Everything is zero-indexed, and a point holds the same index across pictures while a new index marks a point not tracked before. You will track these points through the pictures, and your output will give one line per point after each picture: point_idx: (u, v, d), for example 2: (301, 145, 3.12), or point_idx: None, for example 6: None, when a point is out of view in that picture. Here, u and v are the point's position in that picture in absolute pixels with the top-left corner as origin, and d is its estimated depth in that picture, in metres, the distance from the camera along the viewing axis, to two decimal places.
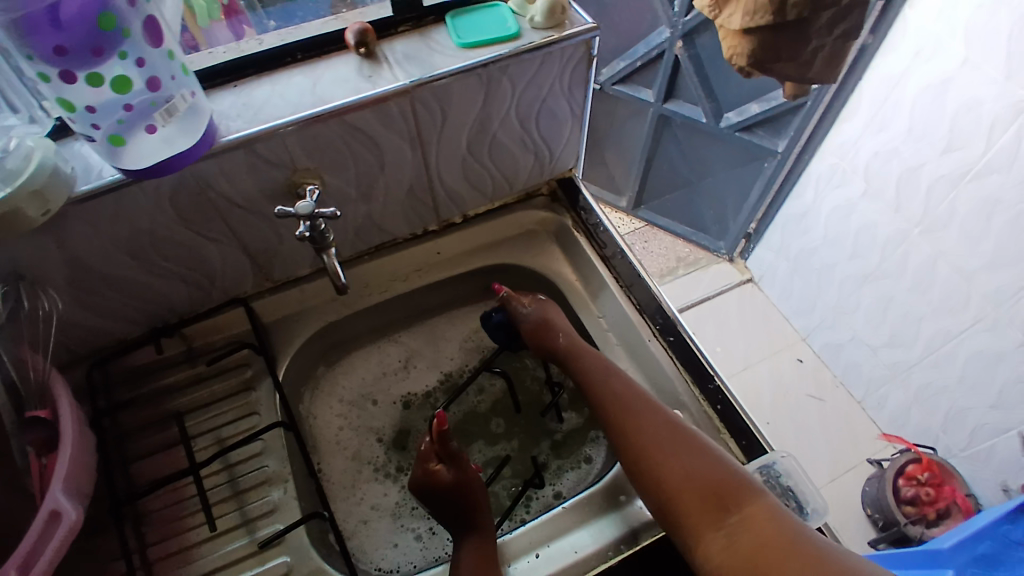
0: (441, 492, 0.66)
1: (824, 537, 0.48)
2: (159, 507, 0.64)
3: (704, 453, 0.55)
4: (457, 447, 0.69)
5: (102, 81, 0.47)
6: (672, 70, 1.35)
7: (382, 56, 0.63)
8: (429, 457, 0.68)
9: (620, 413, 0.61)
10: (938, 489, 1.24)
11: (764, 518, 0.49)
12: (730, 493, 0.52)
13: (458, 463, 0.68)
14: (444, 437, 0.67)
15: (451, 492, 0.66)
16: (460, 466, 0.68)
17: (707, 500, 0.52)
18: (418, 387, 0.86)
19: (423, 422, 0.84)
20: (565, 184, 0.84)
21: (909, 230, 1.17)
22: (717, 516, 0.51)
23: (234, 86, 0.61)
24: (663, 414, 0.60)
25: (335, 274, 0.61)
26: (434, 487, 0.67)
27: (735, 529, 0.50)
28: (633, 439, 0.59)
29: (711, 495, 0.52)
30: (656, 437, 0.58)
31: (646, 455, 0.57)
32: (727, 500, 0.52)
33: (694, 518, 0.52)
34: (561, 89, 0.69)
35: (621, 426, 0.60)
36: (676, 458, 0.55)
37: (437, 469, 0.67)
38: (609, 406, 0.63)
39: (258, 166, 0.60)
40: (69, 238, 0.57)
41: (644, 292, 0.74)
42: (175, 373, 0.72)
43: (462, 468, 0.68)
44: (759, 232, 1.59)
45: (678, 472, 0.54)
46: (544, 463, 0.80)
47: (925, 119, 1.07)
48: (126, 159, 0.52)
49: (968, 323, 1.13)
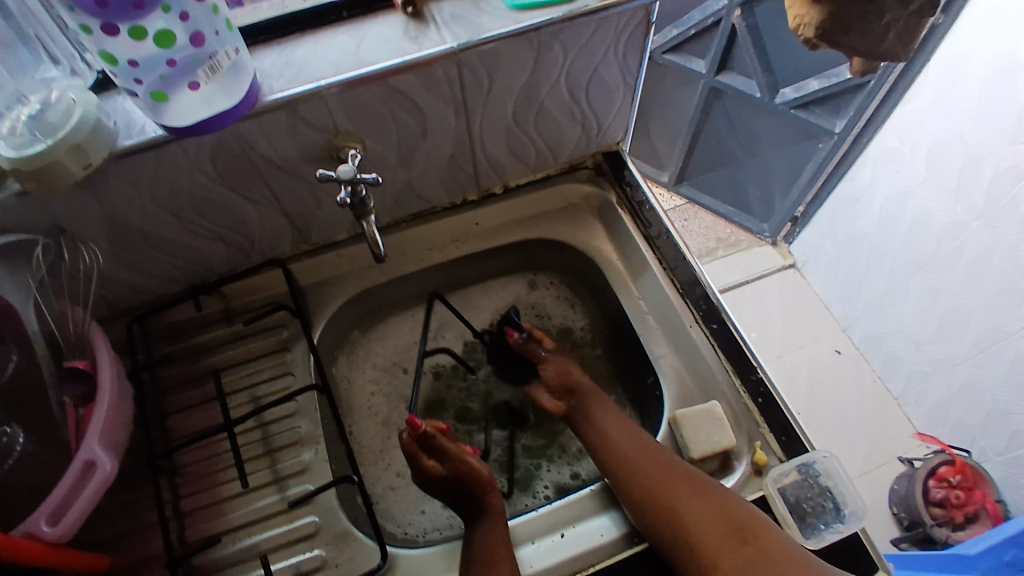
0: (438, 484, 0.67)
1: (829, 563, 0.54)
2: (194, 461, 0.66)
3: (715, 488, 0.58)
4: (446, 441, 0.67)
5: (144, 35, 0.46)
6: (726, 41, 1.29)
7: (429, 16, 0.60)
8: (417, 455, 0.67)
9: (622, 453, 0.63)
10: (968, 492, 1.21)
11: (781, 547, 0.53)
12: (747, 523, 0.55)
13: (450, 456, 0.66)
14: (424, 434, 0.67)
15: (446, 485, 0.66)
16: (449, 457, 0.66)
17: (721, 533, 0.54)
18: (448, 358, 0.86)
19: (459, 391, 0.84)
20: (612, 157, 0.80)
21: (967, 223, 1.11)
22: (736, 545, 0.54)
23: (279, 44, 0.59)
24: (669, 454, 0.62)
25: (374, 243, 0.60)
26: (430, 481, 0.67)
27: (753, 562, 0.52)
28: (641, 475, 0.60)
29: (724, 525, 0.55)
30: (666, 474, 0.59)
31: (652, 486, 0.59)
32: (744, 530, 0.54)
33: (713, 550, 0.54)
34: (614, 57, 0.65)
35: (626, 464, 0.62)
36: (685, 491, 0.58)
37: (429, 463, 0.67)
38: (612, 447, 0.65)
39: (300, 129, 0.59)
40: (112, 194, 0.57)
41: (687, 274, 0.72)
42: (211, 332, 0.73)
43: (451, 459, 0.66)
44: (807, 214, 1.53)
45: (689, 503, 0.57)
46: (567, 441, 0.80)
47: (997, 105, 1.00)
48: (166, 116, 0.51)
49: (1021, 325, 1.07)
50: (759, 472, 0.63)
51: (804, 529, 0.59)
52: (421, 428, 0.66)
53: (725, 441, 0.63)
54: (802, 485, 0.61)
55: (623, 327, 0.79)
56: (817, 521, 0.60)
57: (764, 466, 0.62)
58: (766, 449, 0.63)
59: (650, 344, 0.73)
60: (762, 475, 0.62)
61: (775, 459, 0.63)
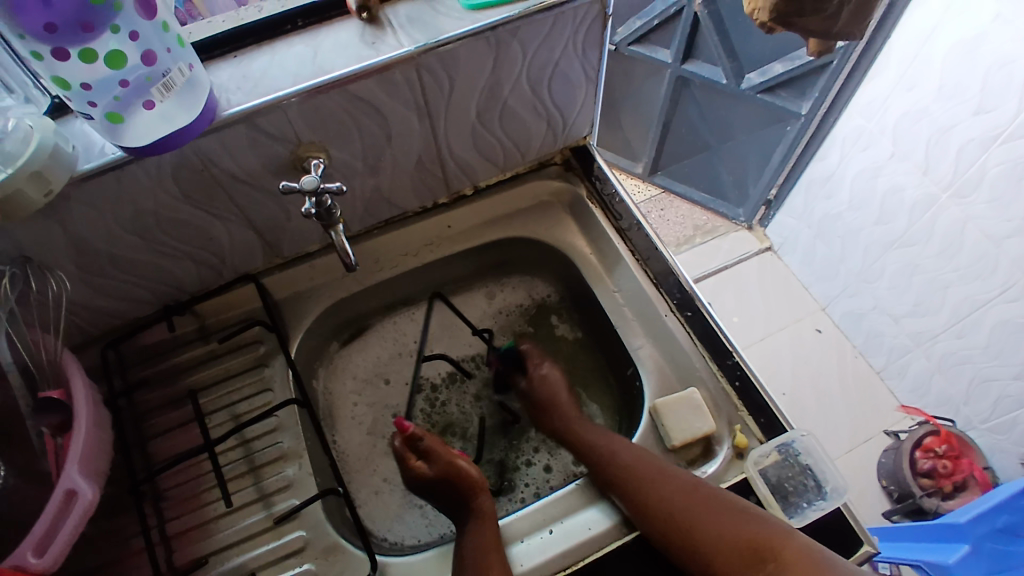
0: (426, 485, 0.67)
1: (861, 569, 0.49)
2: (178, 483, 0.65)
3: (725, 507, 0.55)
4: (433, 442, 0.68)
5: (95, 57, 0.45)
6: (691, 28, 1.29)
7: (386, 21, 0.60)
8: (407, 455, 0.68)
9: (624, 479, 0.61)
10: (955, 461, 1.23)
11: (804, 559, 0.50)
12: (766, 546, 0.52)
13: (434, 457, 0.67)
14: (412, 435, 0.68)
15: (433, 485, 0.67)
16: (437, 459, 0.67)
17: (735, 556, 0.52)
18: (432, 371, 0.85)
19: (445, 401, 0.84)
20: (580, 152, 0.81)
21: (937, 195, 1.13)
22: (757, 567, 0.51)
23: (234, 57, 0.59)
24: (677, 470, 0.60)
25: (344, 252, 0.60)
26: (418, 482, 0.68)
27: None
28: (637, 480, 0.60)
29: (744, 547, 0.52)
30: (669, 508, 0.57)
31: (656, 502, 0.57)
32: (764, 552, 0.51)
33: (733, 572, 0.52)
34: (574, 51, 0.65)
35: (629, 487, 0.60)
36: (696, 508, 0.56)
37: (415, 463, 0.68)
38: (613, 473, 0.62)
39: (261, 142, 0.58)
40: (74, 219, 0.56)
41: (660, 265, 0.73)
42: (187, 352, 0.72)
43: (440, 461, 0.67)
44: (780, 197, 1.55)
45: (699, 522, 0.55)
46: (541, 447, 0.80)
47: (957, 78, 1.02)
48: (125, 137, 0.51)
49: (995, 292, 1.09)
50: (741, 455, 0.63)
51: (787, 509, 0.59)
52: (409, 429, 0.68)
53: (705, 428, 0.64)
54: (782, 465, 0.62)
55: (599, 320, 0.80)
56: (799, 499, 0.60)
57: (744, 448, 0.63)
58: (746, 432, 0.64)
59: (628, 335, 0.73)
60: (743, 458, 0.63)
61: (756, 441, 0.64)
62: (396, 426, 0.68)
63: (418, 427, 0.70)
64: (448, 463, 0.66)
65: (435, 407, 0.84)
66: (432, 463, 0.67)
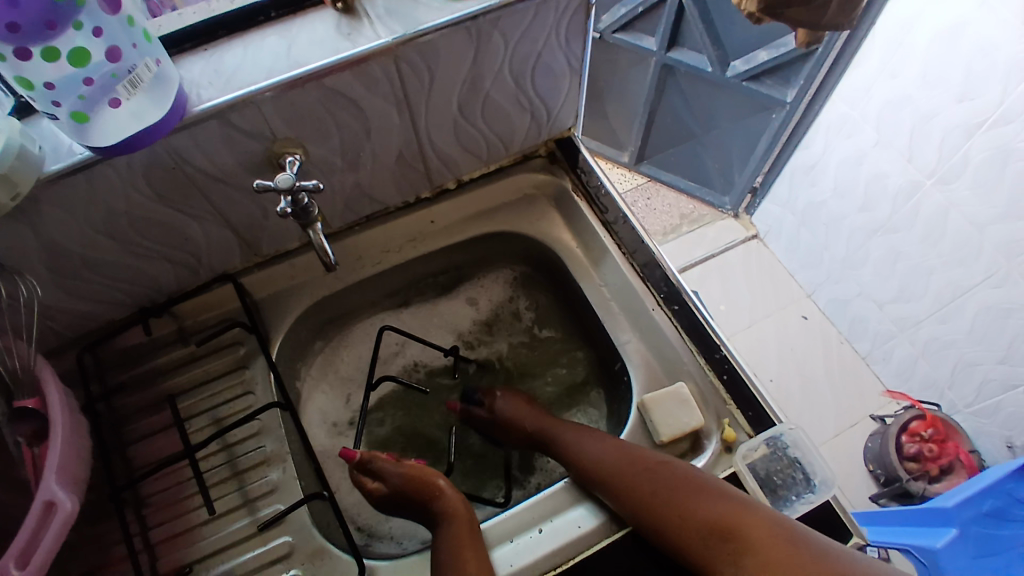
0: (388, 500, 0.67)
1: (827, 541, 0.52)
2: (159, 489, 0.64)
3: (694, 490, 0.56)
4: (383, 459, 0.68)
5: (58, 55, 0.43)
6: (676, 16, 1.28)
7: (362, 11, 0.58)
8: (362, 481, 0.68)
9: (599, 472, 0.62)
10: (941, 445, 1.25)
11: (768, 537, 0.51)
12: (733, 524, 0.53)
13: (387, 473, 0.67)
14: (361, 459, 0.68)
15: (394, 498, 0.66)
16: (390, 476, 0.67)
17: (710, 537, 0.53)
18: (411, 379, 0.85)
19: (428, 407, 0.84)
20: (564, 144, 0.80)
21: (921, 182, 1.13)
22: (725, 547, 0.52)
23: (205, 50, 0.57)
24: (648, 459, 0.61)
25: (323, 252, 0.58)
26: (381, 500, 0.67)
27: (740, 555, 0.52)
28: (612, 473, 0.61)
29: (713, 527, 0.54)
30: (642, 496, 0.57)
31: (631, 494, 0.58)
32: (730, 530, 0.53)
33: (703, 554, 0.53)
34: (557, 41, 0.64)
35: (606, 481, 0.61)
36: (666, 494, 0.57)
37: (371, 485, 0.68)
38: (590, 467, 0.63)
39: (235, 138, 0.56)
40: (42, 222, 0.54)
41: (647, 257, 0.72)
42: (166, 355, 0.70)
43: (392, 478, 0.67)
44: (765, 185, 1.55)
45: (670, 509, 0.56)
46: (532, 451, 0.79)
47: (940, 64, 1.01)
48: (93, 136, 0.49)
49: (979, 278, 1.10)
50: (728, 449, 0.63)
51: (775, 502, 0.60)
52: (355, 454, 0.68)
53: (693, 423, 0.63)
54: (770, 458, 0.62)
55: (586, 314, 0.79)
56: (788, 493, 0.60)
57: (732, 442, 0.63)
58: (735, 425, 0.64)
59: (615, 329, 0.73)
60: (732, 451, 0.63)
61: (744, 435, 0.63)
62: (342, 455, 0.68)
63: (363, 449, 0.69)
64: (403, 475, 0.66)
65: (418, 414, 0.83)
66: (387, 482, 0.67)
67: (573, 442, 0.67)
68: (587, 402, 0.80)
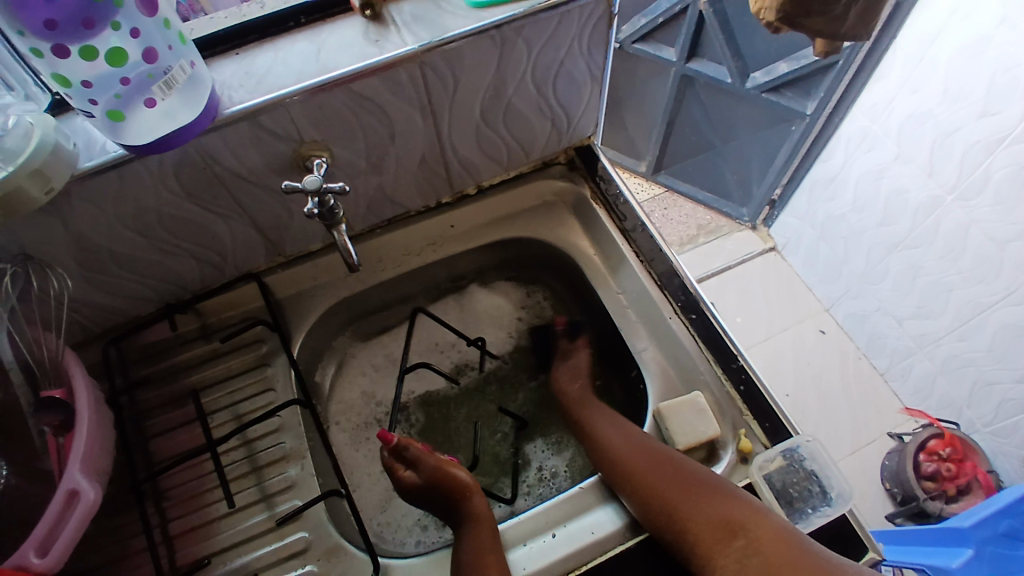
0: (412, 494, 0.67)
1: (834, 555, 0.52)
2: (180, 482, 0.65)
3: (707, 487, 0.57)
4: (420, 449, 0.67)
5: (96, 54, 0.45)
6: (696, 27, 1.28)
7: (390, 18, 0.59)
8: (395, 467, 0.67)
9: (616, 465, 0.62)
10: (959, 464, 1.23)
11: (776, 539, 0.52)
12: (742, 524, 0.54)
13: (423, 464, 0.66)
14: (398, 445, 0.67)
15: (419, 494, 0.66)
16: (424, 470, 0.66)
17: (719, 533, 0.54)
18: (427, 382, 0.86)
19: (444, 410, 0.84)
20: (584, 152, 0.80)
21: (941, 198, 1.12)
22: (732, 544, 0.53)
23: (238, 54, 0.58)
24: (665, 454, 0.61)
25: (346, 253, 0.59)
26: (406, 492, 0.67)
27: (746, 553, 0.52)
28: (628, 466, 0.61)
29: (722, 524, 0.54)
30: (656, 489, 0.58)
31: (646, 489, 0.59)
32: (740, 530, 0.53)
33: (709, 547, 0.53)
34: (579, 50, 0.65)
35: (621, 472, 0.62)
36: (680, 490, 0.57)
37: (398, 471, 0.67)
38: (609, 459, 0.64)
39: (264, 140, 0.58)
40: (75, 217, 0.56)
41: (664, 265, 0.72)
42: (189, 350, 0.72)
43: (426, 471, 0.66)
44: (783, 197, 1.54)
45: (682, 503, 0.56)
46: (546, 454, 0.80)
47: (963, 78, 1.01)
48: (127, 135, 0.50)
49: (999, 295, 1.09)
50: (745, 459, 0.63)
51: (790, 514, 0.59)
52: (394, 440, 0.66)
53: (710, 432, 0.63)
54: (787, 471, 0.61)
55: (603, 322, 0.79)
56: (804, 505, 0.60)
57: (749, 453, 0.63)
58: (751, 436, 0.64)
59: (631, 337, 0.73)
60: (748, 462, 0.63)
61: (761, 446, 0.63)
62: (380, 438, 0.67)
63: (402, 434, 0.68)
64: (437, 468, 0.66)
65: (433, 417, 0.84)
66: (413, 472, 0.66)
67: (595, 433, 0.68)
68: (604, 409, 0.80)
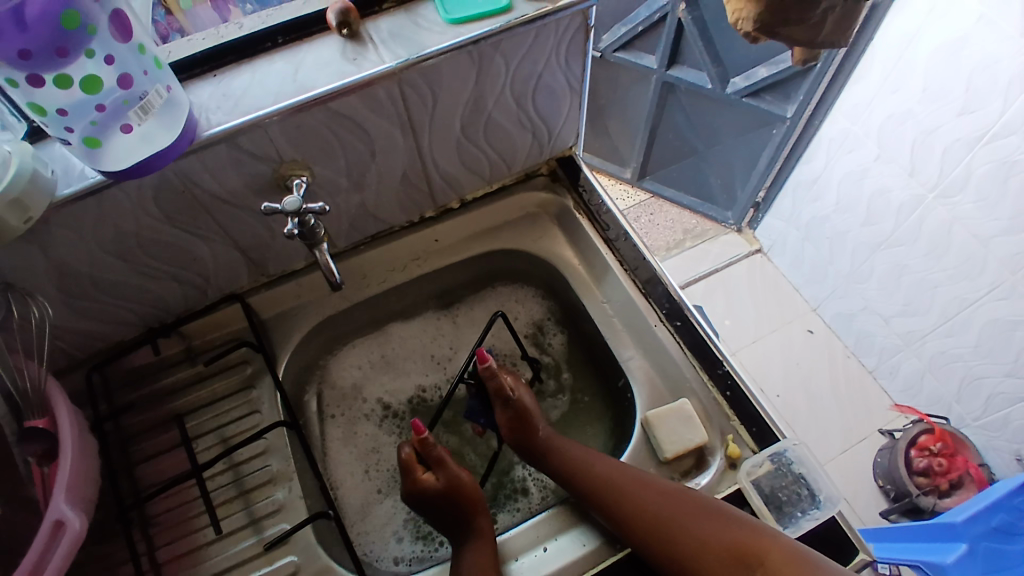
0: (424, 500, 0.67)
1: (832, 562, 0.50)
2: (166, 509, 0.64)
3: (709, 515, 0.55)
4: (444, 453, 0.69)
5: (70, 82, 0.44)
6: (675, 35, 1.29)
7: (367, 36, 0.60)
8: (417, 467, 0.68)
9: (607, 498, 0.60)
10: (951, 459, 1.24)
11: (786, 560, 0.50)
12: (750, 549, 0.52)
13: (444, 467, 0.68)
14: (426, 440, 0.69)
15: (432, 500, 0.67)
16: (446, 472, 0.67)
17: (730, 565, 0.52)
18: (409, 389, 0.85)
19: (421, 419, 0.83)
20: (566, 163, 0.81)
21: (923, 196, 1.13)
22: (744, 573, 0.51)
23: (214, 76, 0.58)
24: (660, 486, 0.59)
25: (329, 271, 0.59)
26: (420, 495, 0.67)
27: None
28: (621, 500, 0.59)
29: (731, 554, 0.53)
30: (656, 524, 0.56)
31: (645, 525, 0.57)
32: (748, 557, 0.52)
33: None
34: (557, 63, 0.65)
35: (615, 507, 0.59)
36: (682, 522, 0.56)
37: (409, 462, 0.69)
38: (598, 490, 0.61)
39: (243, 161, 0.58)
40: (54, 244, 0.55)
41: (648, 273, 0.73)
42: (174, 374, 0.71)
43: (448, 473, 0.67)
44: (768, 200, 1.55)
45: (687, 539, 0.55)
46: (515, 467, 0.78)
47: (942, 77, 1.02)
48: (105, 162, 0.50)
49: (984, 291, 1.10)
50: (733, 465, 0.63)
51: (780, 519, 0.59)
52: (423, 432, 0.68)
53: (697, 439, 0.63)
54: (775, 475, 0.62)
55: (590, 331, 0.79)
56: (793, 510, 0.60)
57: (736, 458, 0.63)
58: (739, 441, 0.64)
59: (618, 346, 0.73)
60: (736, 468, 0.63)
61: (749, 450, 0.63)
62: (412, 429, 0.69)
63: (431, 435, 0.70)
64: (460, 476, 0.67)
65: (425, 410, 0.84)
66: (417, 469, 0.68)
67: (574, 462, 0.66)
68: (593, 408, 0.81)
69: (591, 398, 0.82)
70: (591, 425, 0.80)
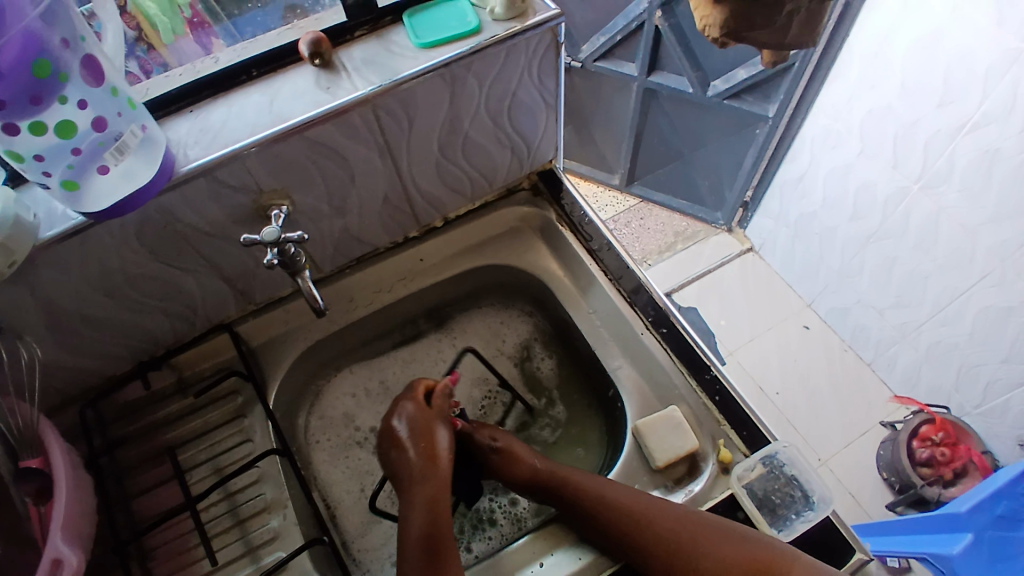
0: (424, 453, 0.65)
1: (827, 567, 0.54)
2: (163, 542, 0.64)
3: (725, 537, 0.55)
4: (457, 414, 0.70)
5: (46, 128, 0.45)
6: (654, 41, 1.31)
7: (340, 65, 0.60)
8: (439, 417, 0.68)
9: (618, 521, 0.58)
10: (953, 448, 1.23)
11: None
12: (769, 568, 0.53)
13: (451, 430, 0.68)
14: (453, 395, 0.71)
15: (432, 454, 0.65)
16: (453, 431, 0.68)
17: None
18: None
19: None
20: (547, 176, 0.82)
21: (908, 188, 1.14)
22: None
23: (190, 112, 0.59)
24: (672, 509, 0.58)
25: (312, 298, 0.60)
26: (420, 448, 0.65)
27: None
28: (633, 523, 0.57)
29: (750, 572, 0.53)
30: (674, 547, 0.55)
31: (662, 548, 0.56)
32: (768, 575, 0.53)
33: None
34: (531, 80, 0.66)
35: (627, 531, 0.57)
36: (700, 545, 0.55)
37: (398, 439, 0.66)
38: (607, 513, 0.59)
39: (222, 193, 0.58)
40: (40, 285, 0.56)
41: (633, 282, 0.73)
42: (167, 406, 0.72)
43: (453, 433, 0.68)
44: (756, 199, 1.56)
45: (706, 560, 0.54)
46: (481, 496, 0.78)
47: (917, 70, 1.03)
48: (85, 203, 0.50)
49: (974, 279, 1.10)
50: (726, 470, 0.63)
51: (775, 522, 0.60)
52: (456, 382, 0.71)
53: (687, 446, 0.63)
54: (767, 478, 0.62)
55: (578, 343, 0.80)
56: (787, 511, 0.60)
57: (728, 463, 0.63)
58: (730, 446, 0.64)
59: (607, 356, 0.73)
60: (729, 473, 0.63)
61: (740, 455, 0.63)
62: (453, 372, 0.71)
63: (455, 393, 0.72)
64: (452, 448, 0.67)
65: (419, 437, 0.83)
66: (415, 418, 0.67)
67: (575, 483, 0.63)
68: (585, 423, 0.81)
69: (585, 414, 0.81)
70: (584, 442, 0.80)
